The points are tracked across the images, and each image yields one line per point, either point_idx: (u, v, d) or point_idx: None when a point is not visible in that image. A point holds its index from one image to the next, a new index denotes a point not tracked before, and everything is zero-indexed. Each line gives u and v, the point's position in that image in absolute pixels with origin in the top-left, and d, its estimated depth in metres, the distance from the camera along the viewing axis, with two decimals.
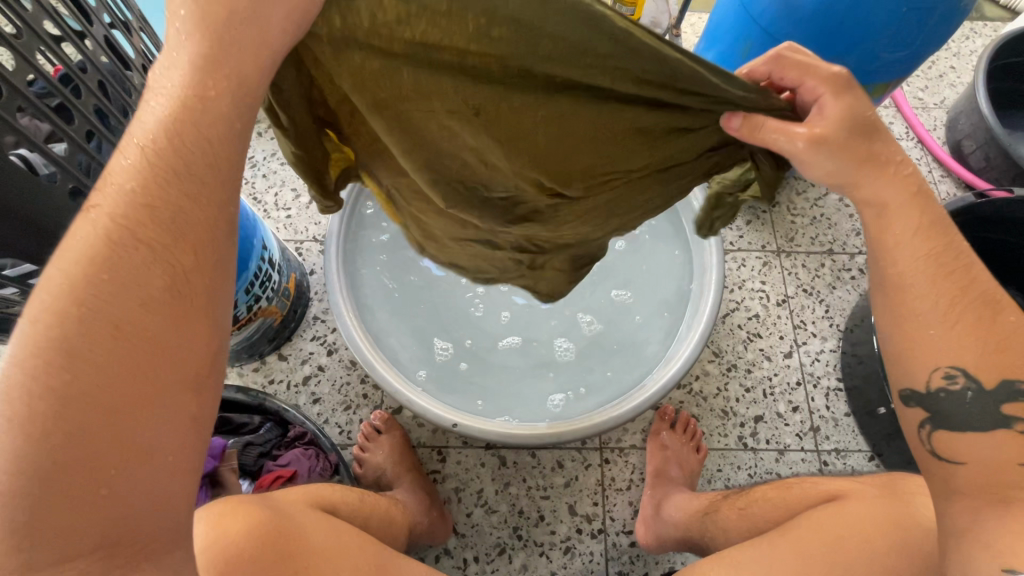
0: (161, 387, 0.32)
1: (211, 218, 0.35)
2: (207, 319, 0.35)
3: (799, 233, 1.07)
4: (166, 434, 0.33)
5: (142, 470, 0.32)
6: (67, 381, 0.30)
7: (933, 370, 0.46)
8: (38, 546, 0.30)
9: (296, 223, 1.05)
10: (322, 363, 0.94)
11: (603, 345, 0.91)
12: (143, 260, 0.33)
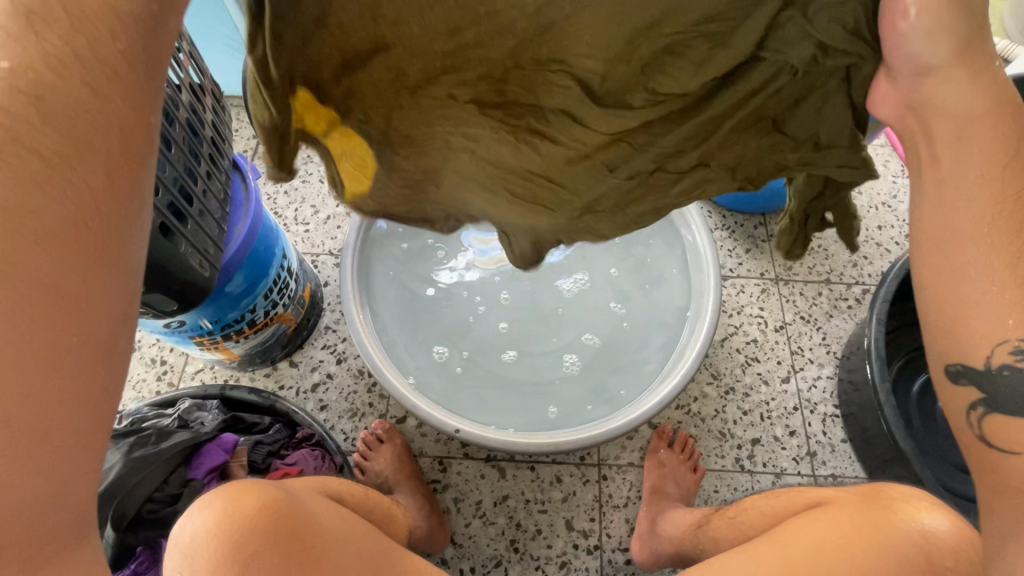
0: (66, 346, 0.31)
1: (128, 171, 0.35)
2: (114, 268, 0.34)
3: (798, 262, 1.11)
4: (66, 403, 0.31)
5: (45, 445, 0.30)
6: None
7: (996, 346, 0.42)
8: None
9: (314, 237, 1.10)
10: (331, 371, 0.97)
11: (606, 361, 0.93)
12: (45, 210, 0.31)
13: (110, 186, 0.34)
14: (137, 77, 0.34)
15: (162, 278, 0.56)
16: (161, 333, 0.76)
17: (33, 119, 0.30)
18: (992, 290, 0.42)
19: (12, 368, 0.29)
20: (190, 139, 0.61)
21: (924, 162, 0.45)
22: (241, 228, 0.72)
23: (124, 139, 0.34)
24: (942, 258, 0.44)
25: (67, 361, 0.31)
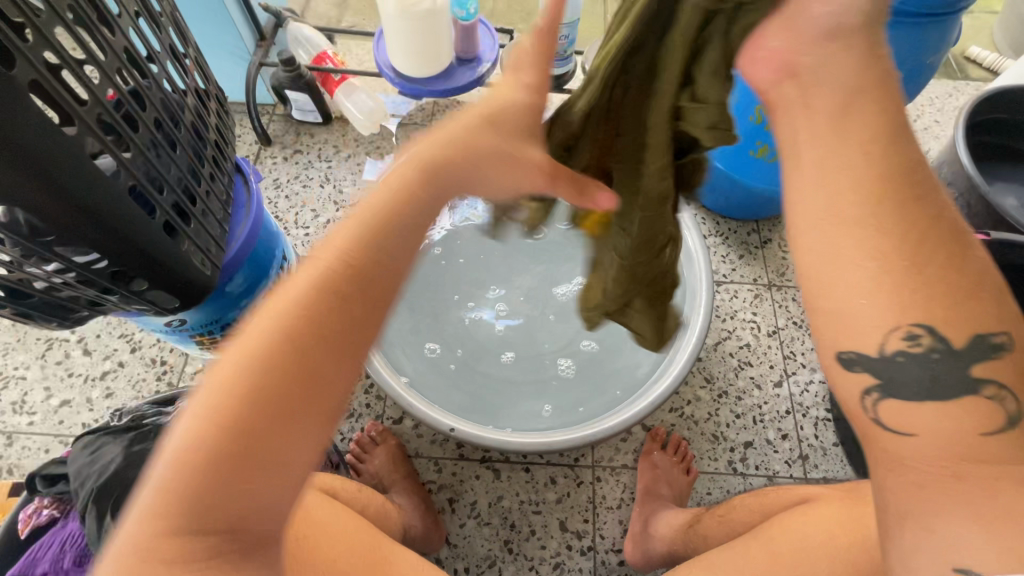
0: (308, 410, 0.39)
1: (392, 276, 0.45)
2: (355, 356, 0.42)
3: (790, 269, 1.13)
4: (298, 452, 0.39)
5: (276, 480, 0.38)
6: (242, 388, 0.38)
7: (889, 330, 0.37)
8: (179, 529, 0.37)
9: (314, 240, 1.12)
10: None
11: (601, 363, 0.95)
12: (335, 303, 0.41)
13: (372, 290, 0.43)
14: (404, 204, 0.46)
15: (166, 276, 0.58)
16: (161, 332, 0.77)
17: (358, 240, 0.44)
18: (867, 270, 0.37)
19: (280, 411, 0.38)
20: (195, 141, 0.63)
21: (795, 131, 0.41)
22: (242, 229, 0.74)
23: (392, 248, 0.45)
24: (815, 240, 0.39)
25: (299, 427, 0.39)
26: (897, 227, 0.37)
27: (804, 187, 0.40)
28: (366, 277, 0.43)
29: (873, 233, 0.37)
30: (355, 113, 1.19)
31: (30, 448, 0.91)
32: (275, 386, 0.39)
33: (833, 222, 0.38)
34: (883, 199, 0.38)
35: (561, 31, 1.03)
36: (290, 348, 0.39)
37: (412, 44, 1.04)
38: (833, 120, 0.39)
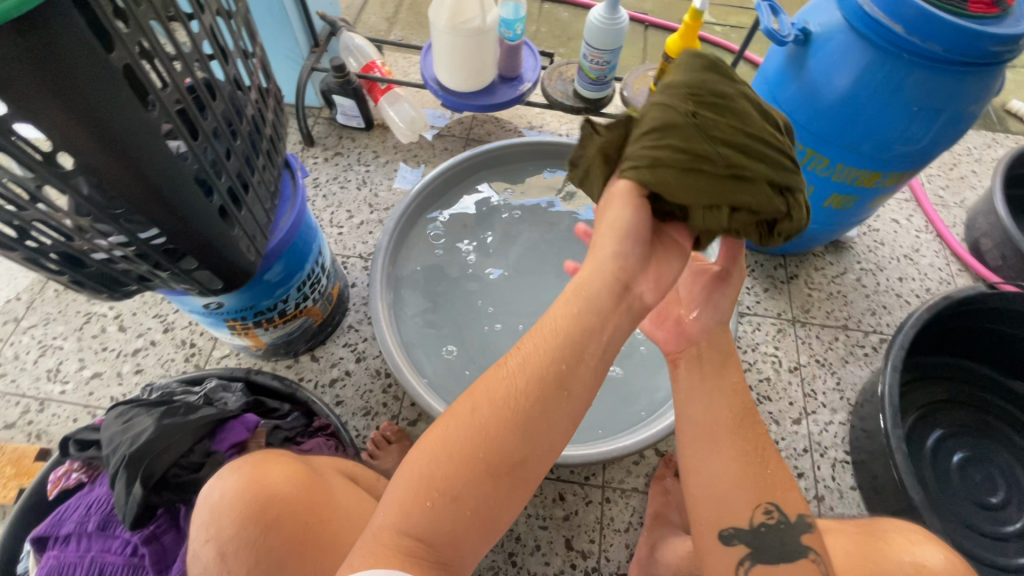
0: (488, 459, 0.47)
1: (571, 364, 0.49)
2: (535, 426, 0.48)
3: (816, 306, 1.12)
4: (473, 491, 0.46)
5: (453, 507, 0.46)
6: (443, 434, 0.48)
7: (757, 508, 0.56)
8: (391, 532, 0.46)
9: (346, 240, 1.15)
10: (350, 369, 1.00)
11: (618, 382, 0.94)
12: (526, 377, 0.49)
13: (556, 370, 0.49)
14: (580, 296, 0.51)
15: (213, 257, 0.61)
16: (198, 313, 0.80)
17: (543, 330, 0.51)
18: (738, 470, 0.56)
19: (463, 452, 0.47)
20: (253, 132, 0.66)
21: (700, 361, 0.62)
22: (286, 220, 0.76)
23: (575, 334, 0.50)
24: (706, 444, 0.57)
25: (478, 471, 0.46)
26: (752, 441, 0.57)
27: (694, 406, 0.59)
28: (550, 367, 0.49)
29: (738, 443, 0.57)
30: (397, 122, 1.22)
31: (60, 415, 0.94)
32: (461, 431, 0.48)
33: (710, 436, 0.57)
34: (742, 423, 0.58)
35: (603, 57, 1.06)
36: (475, 409, 0.49)
37: (458, 60, 1.08)
38: (715, 370, 0.62)
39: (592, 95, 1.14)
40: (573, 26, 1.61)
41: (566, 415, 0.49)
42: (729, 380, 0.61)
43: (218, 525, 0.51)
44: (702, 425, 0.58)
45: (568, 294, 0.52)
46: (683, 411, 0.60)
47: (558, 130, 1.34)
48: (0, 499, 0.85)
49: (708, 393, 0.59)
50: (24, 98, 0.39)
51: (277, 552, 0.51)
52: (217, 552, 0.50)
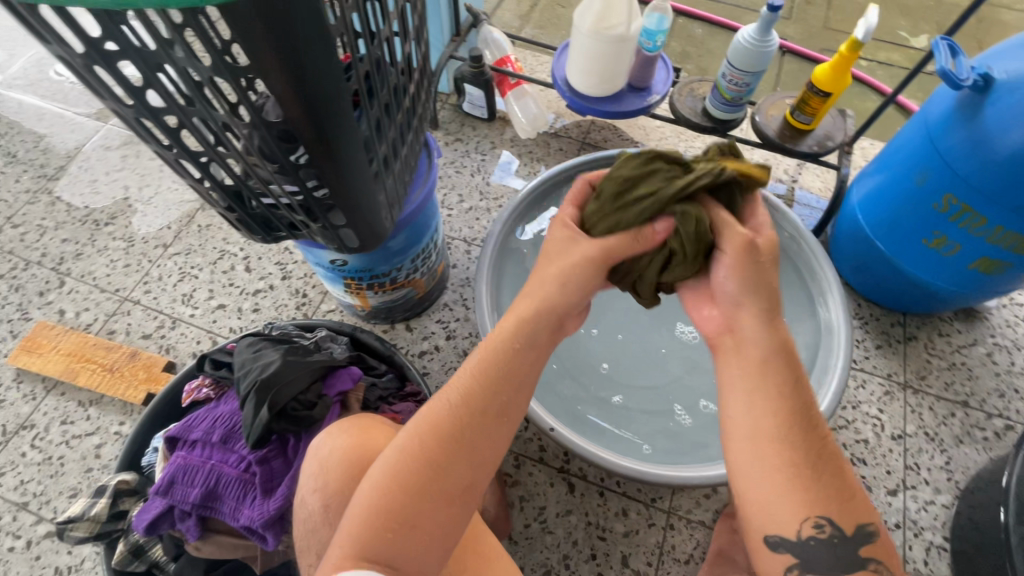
0: (444, 488, 0.53)
1: (506, 395, 0.58)
2: (477, 458, 0.56)
3: (934, 374, 1.03)
4: (436, 516, 0.53)
5: (414, 531, 0.51)
6: (399, 463, 0.53)
7: (805, 522, 0.50)
8: (361, 548, 0.50)
9: (454, 223, 1.20)
10: (439, 344, 1.05)
11: (704, 411, 0.92)
12: (469, 413, 0.56)
13: (499, 407, 0.57)
14: (522, 341, 0.59)
15: (359, 217, 0.66)
16: (323, 267, 0.86)
17: (483, 369, 0.58)
18: (782, 479, 0.51)
19: (419, 478, 0.53)
20: (410, 108, 0.71)
21: (733, 357, 0.56)
22: (418, 194, 0.81)
23: (515, 371, 0.59)
24: (747, 444, 0.53)
25: (436, 498, 0.53)
26: (801, 450, 0.52)
27: (734, 405, 0.55)
28: (487, 404, 0.57)
29: (784, 451, 0.52)
30: (520, 117, 1.27)
31: (186, 336, 1.06)
32: (415, 460, 0.53)
33: (753, 442, 0.53)
34: (788, 425, 0.52)
35: (744, 79, 1.03)
36: (427, 442, 0.54)
37: (593, 64, 1.09)
38: (759, 362, 0.55)
39: (722, 114, 1.11)
40: (705, 44, 1.57)
41: (498, 444, 0.57)
42: (776, 374, 0.54)
43: (327, 478, 0.57)
44: (741, 425, 0.54)
45: (507, 330, 0.59)
46: (724, 413, 0.56)
47: (675, 146, 1.31)
48: (131, 398, 0.97)
49: (750, 390, 0.54)
50: (259, 55, 0.44)
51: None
52: (321, 503, 0.57)
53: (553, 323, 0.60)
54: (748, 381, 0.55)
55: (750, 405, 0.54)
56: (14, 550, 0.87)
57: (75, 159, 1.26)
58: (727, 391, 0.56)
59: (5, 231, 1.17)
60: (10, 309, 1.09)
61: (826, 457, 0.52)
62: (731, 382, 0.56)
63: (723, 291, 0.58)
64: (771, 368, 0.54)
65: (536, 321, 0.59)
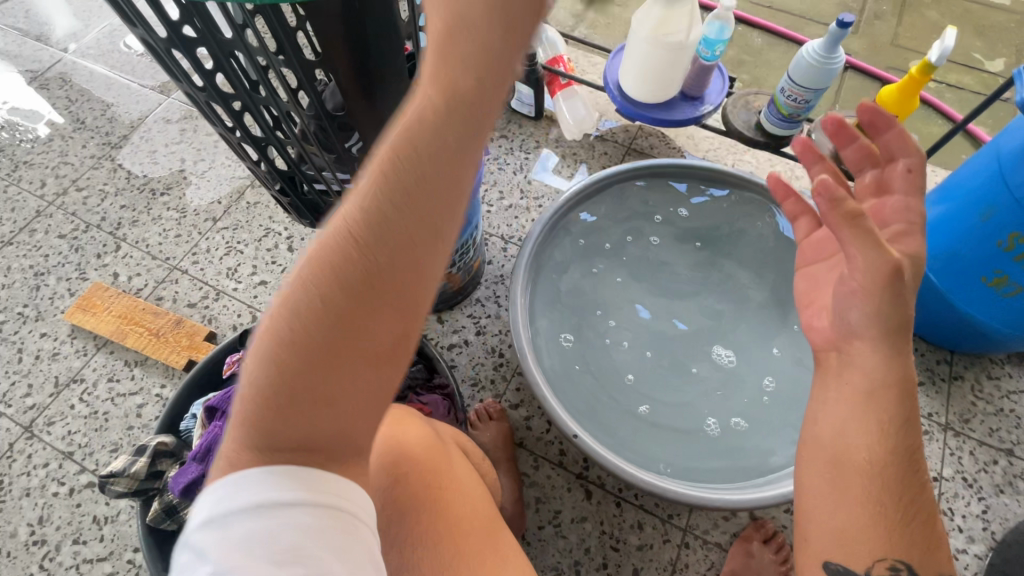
0: (359, 355, 0.38)
1: (433, 213, 0.36)
2: (400, 304, 0.38)
3: (978, 418, 0.98)
4: (355, 389, 0.39)
5: (327, 409, 0.39)
6: (285, 334, 0.37)
7: (880, 561, 0.49)
8: (260, 439, 0.39)
9: (493, 219, 1.21)
10: (469, 339, 1.06)
11: (730, 433, 0.90)
12: (375, 251, 0.36)
13: (424, 236, 0.37)
14: (438, 127, 0.34)
15: None
16: None
17: (387, 186, 0.35)
18: (864, 512, 0.49)
19: (317, 353, 0.37)
20: None
21: (836, 376, 0.55)
22: None
23: (444, 181, 0.36)
24: (830, 468, 0.52)
25: (348, 369, 0.38)
26: (891, 493, 0.49)
27: (824, 423, 0.54)
28: (401, 237, 0.36)
29: (870, 487, 0.50)
30: (568, 118, 1.26)
31: (228, 308, 1.10)
32: (306, 330, 0.37)
33: (835, 465, 0.51)
34: (886, 462, 0.50)
35: (804, 95, 0.99)
36: (320, 302, 0.36)
37: (648, 71, 1.08)
38: (865, 392, 0.52)
39: (777, 129, 1.08)
40: (764, 54, 1.53)
41: (432, 275, 0.39)
42: (884, 409, 0.51)
43: None
44: (832, 447, 0.52)
45: (418, 110, 0.34)
46: (811, 430, 0.55)
47: (724, 158, 1.28)
48: (173, 364, 1.02)
49: (849, 415, 0.52)
50: (330, 50, 0.45)
51: (401, 504, 0.56)
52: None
53: (494, 85, 0.35)
54: (845, 405, 0.53)
55: (844, 431, 0.52)
56: (58, 495, 0.93)
57: (138, 130, 1.31)
58: (822, 412, 0.54)
59: (69, 193, 1.23)
60: (69, 268, 1.14)
61: (919, 504, 0.50)
62: (825, 402, 0.55)
63: (843, 317, 0.54)
64: (873, 400, 0.51)
65: (466, 97, 0.34)
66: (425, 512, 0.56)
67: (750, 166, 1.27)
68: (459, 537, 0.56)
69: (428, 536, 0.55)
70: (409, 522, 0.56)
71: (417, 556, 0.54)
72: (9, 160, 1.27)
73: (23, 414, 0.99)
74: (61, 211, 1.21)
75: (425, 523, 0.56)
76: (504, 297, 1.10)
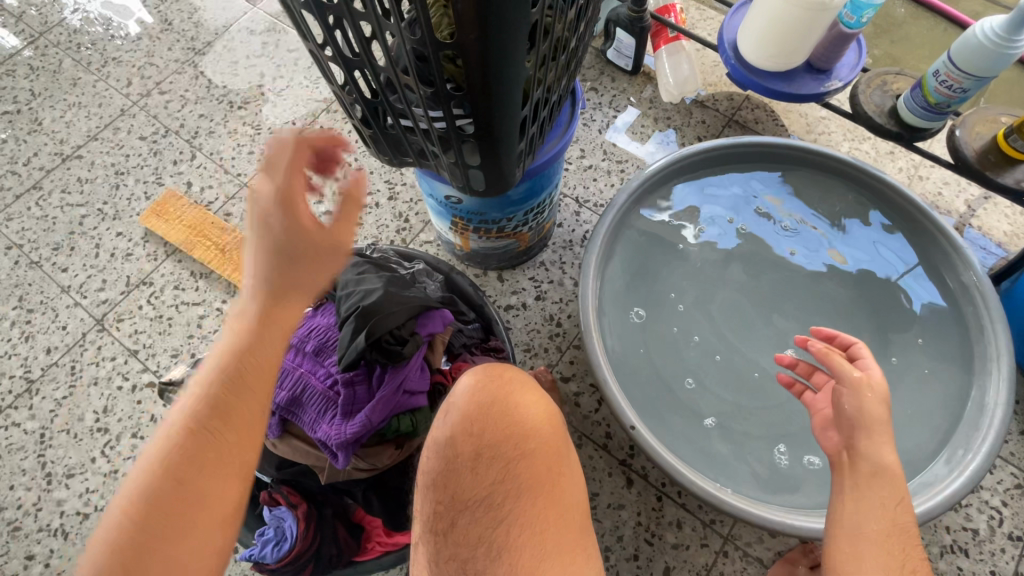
0: (205, 509, 0.48)
1: (251, 393, 0.52)
2: (236, 457, 0.51)
3: None
4: (203, 533, 0.48)
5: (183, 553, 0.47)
6: (140, 503, 0.46)
7: None
8: None
9: (569, 179, 1.13)
10: (527, 303, 1.01)
11: (795, 449, 0.84)
12: (208, 426, 0.50)
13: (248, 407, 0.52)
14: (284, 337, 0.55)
15: (494, 162, 0.61)
16: (435, 200, 0.83)
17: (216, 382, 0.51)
18: None
19: (170, 513, 0.47)
20: (573, 53, 0.64)
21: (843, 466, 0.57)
22: (551, 147, 0.75)
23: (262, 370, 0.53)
24: (846, 548, 0.53)
25: (199, 517, 0.48)
26: (899, 563, 0.51)
27: (837, 512, 0.56)
28: (225, 409, 0.50)
29: (884, 558, 0.51)
30: (668, 77, 1.16)
31: None
32: (163, 491, 0.47)
33: (851, 545, 0.53)
34: (891, 538, 0.52)
35: (962, 83, 0.84)
36: (170, 472, 0.47)
37: (773, 34, 0.94)
38: (868, 476, 0.55)
39: (919, 121, 0.93)
40: (905, 28, 1.32)
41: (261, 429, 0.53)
42: (887, 493, 0.54)
43: (485, 428, 0.56)
44: (839, 528, 0.55)
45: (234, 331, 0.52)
46: (831, 516, 0.56)
47: (838, 145, 1.14)
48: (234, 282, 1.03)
49: (851, 501, 0.55)
50: None
51: (521, 480, 0.55)
52: (472, 453, 0.55)
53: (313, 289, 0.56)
54: (859, 491, 0.55)
55: (850, 517, 0.55)
56: (122, 390, 0.97)
57: (222, 38, 1.28)
58: (834, 506, 0.56)
59: (152, 96, 1.23)
60: (147, 171, 1.16)
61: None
62: (839, 498, 0.56)
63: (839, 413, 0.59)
64: (885, 484, 0.54)
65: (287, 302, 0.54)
66: (540, 496, 0.55)
67: (868, 157, 1.12)
68: (560, 531, 0.55)
69: (531, 524, 0.54)
70: (524, 502, 0.55)
71: (521, 536, 0.54)
72: (98, 54, 1.28)
73: (96, 307, 1.04)
74: (143, 112, 1.21)
75: (539, 507, 0.55)
76: (570, 264, 1.04)
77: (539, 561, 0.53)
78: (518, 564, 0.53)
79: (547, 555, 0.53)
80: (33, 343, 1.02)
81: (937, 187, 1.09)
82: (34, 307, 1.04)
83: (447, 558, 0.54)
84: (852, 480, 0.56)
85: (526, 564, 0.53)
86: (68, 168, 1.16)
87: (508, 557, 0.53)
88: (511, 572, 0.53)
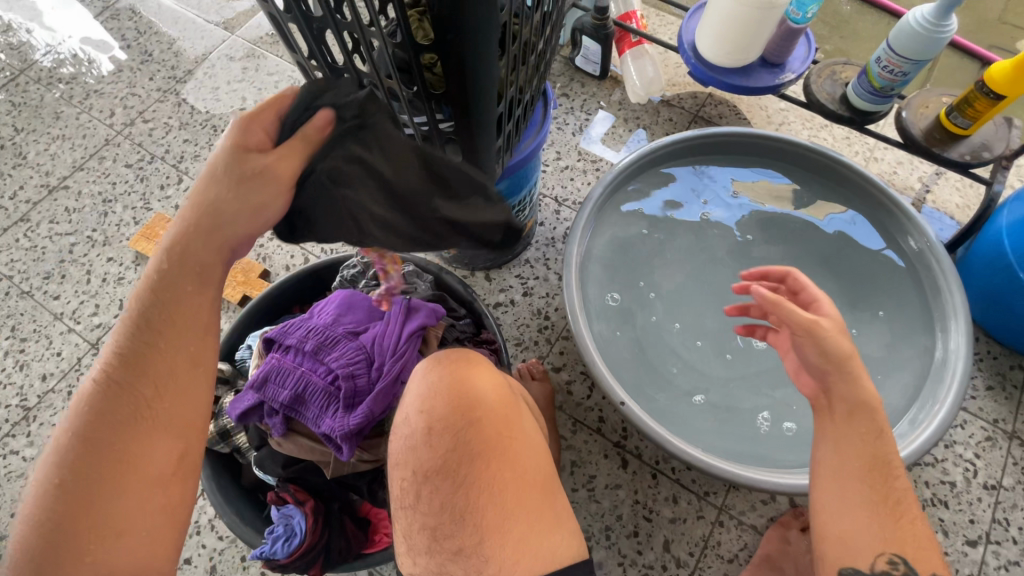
0: (131, 483, 0.48)
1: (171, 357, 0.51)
2: (172, 428, 0.51)
3: None
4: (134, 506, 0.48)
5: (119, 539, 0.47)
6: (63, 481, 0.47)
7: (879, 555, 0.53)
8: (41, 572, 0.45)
9: (548, 180, 1.18)
10: (514, 299, 1.05)
11: (777, 418, 0.88)
12: (122, 397, 0.49)
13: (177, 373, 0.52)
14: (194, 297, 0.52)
15: (474, 159, 0.65)
16: None
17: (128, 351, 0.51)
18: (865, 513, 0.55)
19: (94, 483, 0.47)
20: (542, 54, 0.69)
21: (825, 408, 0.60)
22: (528, 144, 0.80)
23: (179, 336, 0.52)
24: (833, 482, 0.57)
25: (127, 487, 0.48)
26: (880, 490, 0.56)
27: (822, 453, 0.59)
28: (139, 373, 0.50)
29: (867, 491, 0.56)
30: (635, 79, 1.20)
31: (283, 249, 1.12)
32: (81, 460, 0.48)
33: (836, 480, 0.57)
34: (874, 470, 0.56)
35: (902, 66, 0.91)
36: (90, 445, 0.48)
37: (727, 33, 1.01)
38: (847, 413, 0.58)
39: (868, 104, 1.00)
40: (852, 24, 1.41)
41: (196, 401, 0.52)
42: (869, 428, 0.58)
43: (435, 403, 0.59)
44: (823, 465, 0.59)
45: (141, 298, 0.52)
46: (816, 456, 0.60)
47: (798, 134, 1.21)
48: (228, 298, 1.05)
49: (833, 441, 0.58)
50: None
51: (472, 446, 0.57)
52: (425, 426, 0.59)
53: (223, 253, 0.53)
54: (842, 428, 0.58)
55: (833, 455, 0.58)
56: None
57: (203, 65, 1.32)
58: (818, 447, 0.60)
59: (136, 124, 1.26)
60: (135, 197, 1.18)
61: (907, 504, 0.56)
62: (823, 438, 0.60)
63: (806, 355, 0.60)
64: (864, 420, 0.58)
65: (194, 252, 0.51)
66: (492, 460, 0.57)
67: (826, 143, 1.19)
68: (517, 490, 0.56)
69: (486, 484, 0.56)
70: (478, 466, 0.57)
71: (477, 497, 0.56)
72: (80, 88, 1.30)
73: (90, 331, 1.05)
74: (128, 141, 1.24)
75: (493, 469, 0.57)
76: (554, 260, 1.08)
77: (502, 519, 0.55)
78: (482, 525, 0.55)
79: (507, 513, 0.55)
80: (28, 371, 1.02)
81: (892, 167, 1.16)
82: (28, 336, 1.05)
83: (419, 526, 0.57)
84: (833, 420, 0.59)
85: (490, 523, 0.55)
86: (55, 200, 1.18)
87: (471, 522, 0.55)
88: (477, 532, 0.55)
